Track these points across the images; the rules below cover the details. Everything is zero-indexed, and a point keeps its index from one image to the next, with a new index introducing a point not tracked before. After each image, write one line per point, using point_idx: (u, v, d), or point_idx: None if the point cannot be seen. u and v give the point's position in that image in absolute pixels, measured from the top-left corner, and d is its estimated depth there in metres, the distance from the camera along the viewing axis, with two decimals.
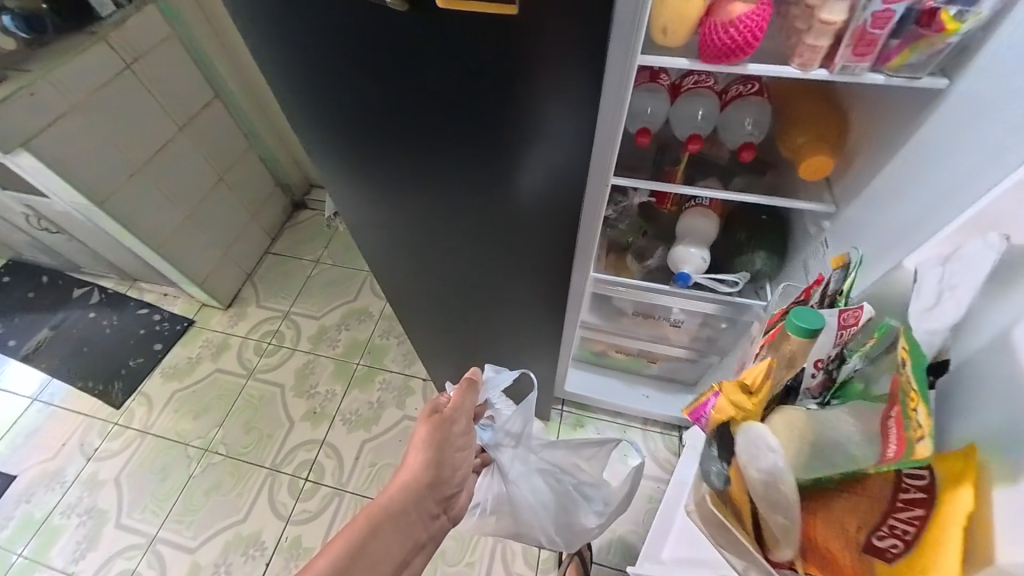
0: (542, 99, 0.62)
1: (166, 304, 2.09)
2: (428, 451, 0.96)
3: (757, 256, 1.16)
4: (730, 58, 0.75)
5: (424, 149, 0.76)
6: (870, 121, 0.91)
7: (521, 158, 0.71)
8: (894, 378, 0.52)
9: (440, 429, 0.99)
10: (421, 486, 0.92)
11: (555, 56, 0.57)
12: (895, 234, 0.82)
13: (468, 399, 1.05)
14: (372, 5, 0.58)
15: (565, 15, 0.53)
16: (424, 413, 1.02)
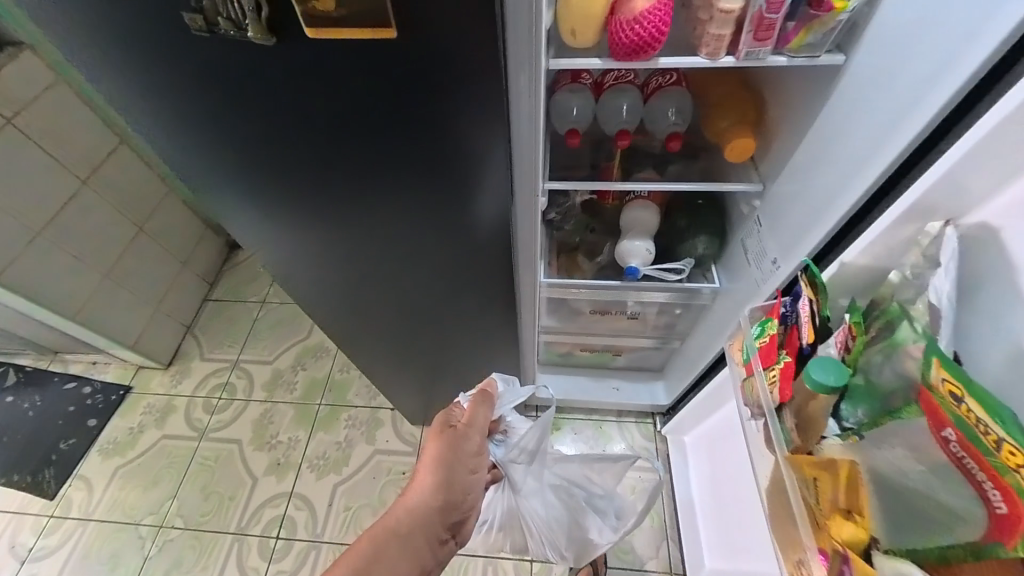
0: (449, 118, 0.59)
1: (96, 374, 1.90)
2: (437, 469, 0.91)
3: (699, 242, 1.17)
4: (642, 55, 0.74)
5: (335, 180, 0.70)
6: (782, 99, 0.93)
7: (442, 178, 0.68)
8: (938, 408, 0.51)
9: (451, 447, 0.94)
10: (428, 507, 0.88)
11: (449, 75, 0.54)
12: (817, 206, 0.85)
13: (484, 414, 1.00)
14: (242, 38, 0.53)
15: (448, 29, 0.50)
16: (437, 428, 0.98)
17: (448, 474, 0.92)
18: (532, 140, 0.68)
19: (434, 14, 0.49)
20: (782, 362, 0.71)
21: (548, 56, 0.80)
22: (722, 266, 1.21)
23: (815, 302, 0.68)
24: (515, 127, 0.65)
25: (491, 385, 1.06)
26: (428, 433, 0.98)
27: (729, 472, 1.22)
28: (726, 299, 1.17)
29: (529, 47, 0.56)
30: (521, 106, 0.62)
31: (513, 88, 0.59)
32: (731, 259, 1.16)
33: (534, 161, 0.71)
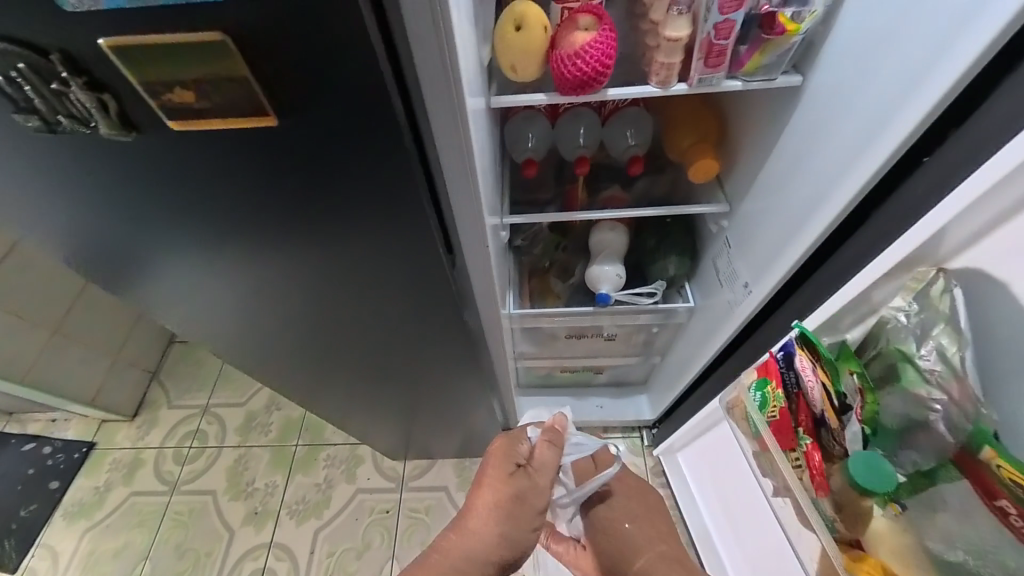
0: (364, 196, 0.53)
1: (57, 432, 1.80)
2: (502, 512, 0.92)
3: (670, 263, 1.12)
4: (588, 90, 0.69)
5: (257, 254, 0.63)
6: (746, 117, 0.88)
7: (371, 246, 0.61)
8: (999, 487, 0.49)
9: (518, 490, 0.95)
10: (488, 548, 0.89)
11: (348, 155, 0.48)
12: (782, 232, 0.81)
13: (551, 457, 1.01)
14: (118, 131, 0.46)
15: (330, 112, 0.43)
16: (502, 463, 0.98)
17: (511, 517, 0.92)
18: (473, 196, 0.62)
19: (315, 95, 0.42)
20: (804, 446, 0.68)
21: (489, 92, 0.74)
22: (696, 284, 1.16)
23: (823, 377, 0.63)
24: (446, 186, 0.59)
25: (557, 423, 1.07)
26: (491, 467, 0.97)
27: (739, 492, 1.19)
28: (704, 320, 1.13)
29: (455, 109, 0.50)
30: (448, 165, 0.57)
31: (437, 149, 0.54)
32: (705, 279, 1.11)
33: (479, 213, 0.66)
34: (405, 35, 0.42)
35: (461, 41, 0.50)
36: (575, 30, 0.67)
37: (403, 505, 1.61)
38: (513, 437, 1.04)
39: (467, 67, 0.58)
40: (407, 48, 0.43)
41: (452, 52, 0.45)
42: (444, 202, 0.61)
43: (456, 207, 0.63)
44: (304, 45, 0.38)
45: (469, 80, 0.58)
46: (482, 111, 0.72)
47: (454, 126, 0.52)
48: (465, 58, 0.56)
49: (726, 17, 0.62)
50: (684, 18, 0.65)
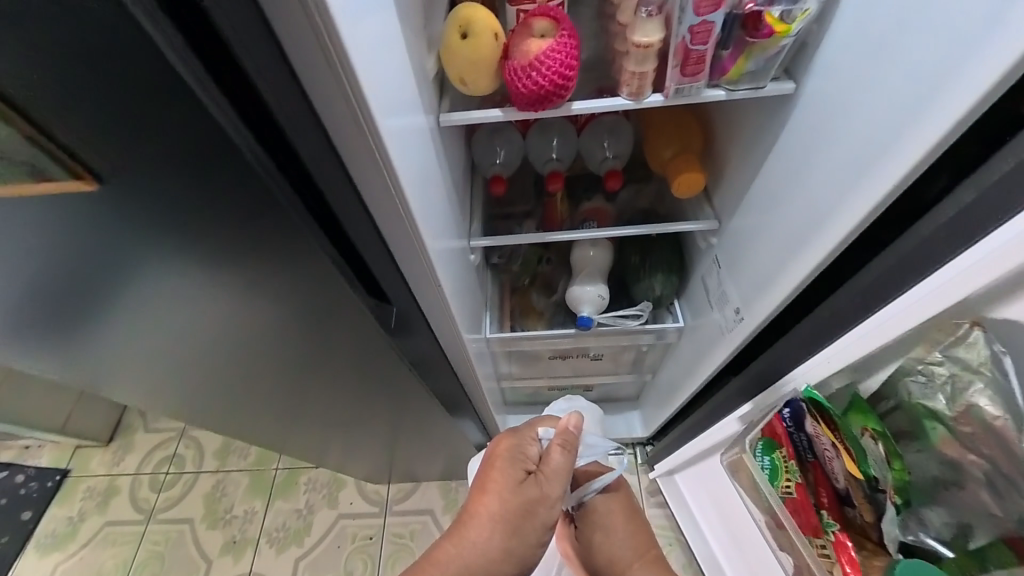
0: (258, 257, 0.44)
1: (30, 459, 1.74)
2: (507, 526, 0.80)
3: (656, 283, 1.04)
4: (546, 106, 0.62)
5: (162, 326, 0.54)
6: (732, 129, 0.79)
7: (292, 302, 0.53)
8: None
9: (527, 502, 0.82)
10: (488, 562, 0.78)
11: (223, 216, 0.39)
12: (773, 258, 0.72)
13: (563, 465, 0.87)
14: None
15: (178, 170, 0.34)
16: (510, 470, 0.85)
17: (518, 531, 0.80)
18: (400, 228, 0.56)
19: (151, 152, 0.33)
20: (832, 534, 0.58)
21: (439, 109, 0.66)
22: (685, 302, 1.07)
23: (849, 458, 0.54)
24: (358, 217, 0.53)
25: (574, 426, 0.92)
26: (496, 472, 0.85)
27: (739, 524, 1.11)
28: (695, 343, 1.04)
29: (363, 135, 0.44)
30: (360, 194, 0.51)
31: (338, 179, 0.47)
32: (694, 299, 1.03)
33: (416, 245, 0.59)
34: (273, 53, 0.36)
35: (375, 64, 0.42)
36: (531, 36, 0.60)
37: (386, 531, 1.54)
38: (523, 438, 0.91)
39: (400, 92, 0.51)
40: (290, 69, 0.38)
41: (356, 77, 0.38)
42: (357, 234, 0.55)
43: (381, 237, 0.57)
44: (114, 94, 0.29)
45: (400, 106, 0.50)
46: (432, 131, 0.64)
47: (368, 154, 0.46)
48: (393, 82, 0.49)
49: (703, 18, 0.53)
50: (656, 22, 0.57)
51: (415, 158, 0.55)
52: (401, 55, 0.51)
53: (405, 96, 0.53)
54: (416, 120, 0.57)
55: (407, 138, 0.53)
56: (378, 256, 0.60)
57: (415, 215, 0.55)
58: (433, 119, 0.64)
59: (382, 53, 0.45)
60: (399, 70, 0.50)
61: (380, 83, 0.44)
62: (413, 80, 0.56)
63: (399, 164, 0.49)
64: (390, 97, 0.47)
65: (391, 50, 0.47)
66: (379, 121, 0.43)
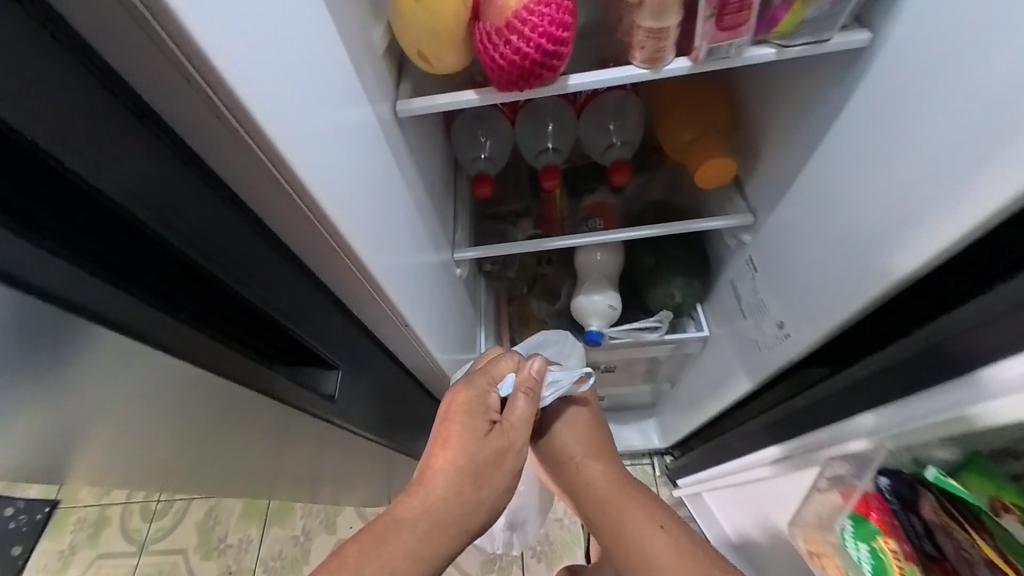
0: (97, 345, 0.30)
1: (19, 490, 1.66)
2: (478, 478, 0.66)
3: (676, 288, 0.88)
4: (533, 83, 0.47)
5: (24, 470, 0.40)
6: (771, 102, 0.64)
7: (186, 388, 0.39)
8: None
9: (493, 450, 0.67)
10: (461, 515, 0.65)
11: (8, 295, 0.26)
12: (833, 267, 0.56)
13: (529, 408, 0.72)
14: None
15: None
16: (470, 415, 0.69)
17: (490, 478, 0.67)
18: (332, 254, 0.42)
19: None
20: None
21: (397, 97, 0.51)
22: (711, 308, 0.92)
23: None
24: (257, 249, 0.41)
25: (536, 369, 0.74)
26: (453, 425, 0.68)
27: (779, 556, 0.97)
28: (726, 357, 0.89)
29: (226, 125, 0.30)
30: (250, 215, 0.40)
31: (202, 209, 0.36)
32: (723, 307, 0.87)
33: (353, 275, 0.46)
34: (37, 36, 0.25)
35: (248, 24, 0.29)
36: None
37: None
38: (482, 378, 0.73)
39: (323, 72, 0.37)
40: (80, 55, 0.27)
41: (188, 33, 0.25)
42: (263, 277, 0.42)
43: (295, 267, 0.46)
44: None
45: (320, 92, 0.37)
46: (388, 124, 0.50)
47: (238, 149, 0.32)
48: (309, 59, 0.35)
49: None
50: None
51: (351, 164, 0.42)
52: (323, 23, 0.37)
53: (336, 80, 0.39)
54: (356, 114, 0.43)
55: (337, 137, 0.39)
56: (301, 291, 0.47)
57: (349, 238, 0.41)
58: (389, 108, 0.50)
59: (272, 14, 0.31)
60: (320, 44, 0.37)
61: (261, 53, 0.30)
62: (353, 59, 0.43)
63: (308, 167, 0.35)
64: (293, 80, 0.33)
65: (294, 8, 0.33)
66: (258, 106, 0.30)
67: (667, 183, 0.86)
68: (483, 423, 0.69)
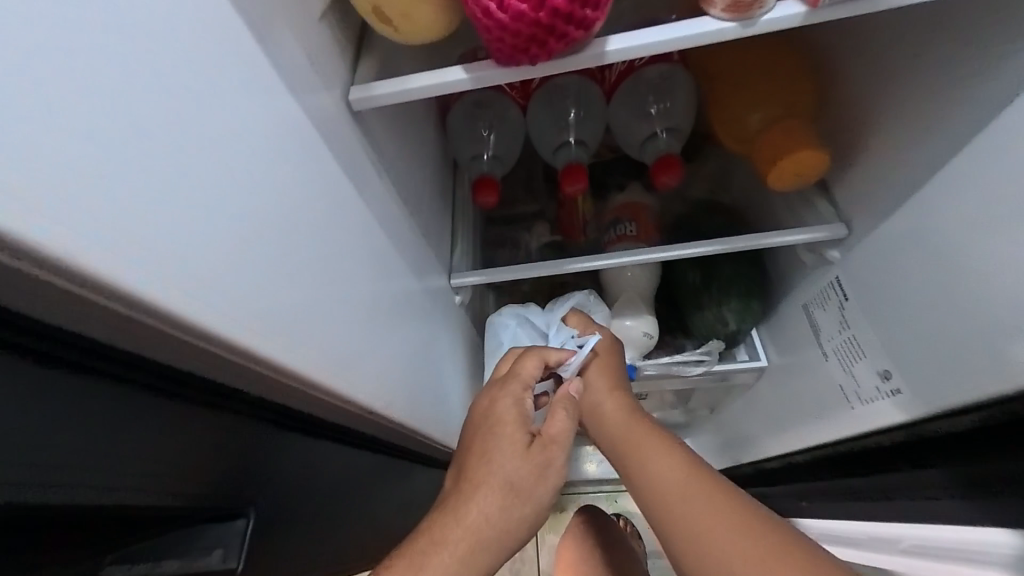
0: None
1: None
2: (528, 501, 0.49)
3: (729, 313, 0.70)
4: (552, 46, 0.31)
5: None
6: (894, 78, 0.46)
7: None
8: None
9: (540, 466, 0.50)
10: (510, 537, 0.47)
11: None
12: (1005, 324, 0.37)
13: (574, 419, 0.54)
14: None
15: None
16: (506, 423, 0.52)
17: (542, 499, 0.50)
18: (252, 370, 0.27)
19: None
20: None
21: (353, 82, 0.37)
22: (771, 333, 0.74)
23: None
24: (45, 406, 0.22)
25: (575, 389, 0.57)
26: (482, 439, 0.52)
27: None
28: (793, 397, 0.71)
29: (15, 273, 0.16)
30: (149, 374, 0.26)
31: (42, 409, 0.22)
32: (792, 336, 0.69)
33: (279, 378, 0.29)
34: None
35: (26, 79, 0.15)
36: None
37: None
38: (511, 384, 0.57)
39: (215, 125, 0.23)
40: None
41: None
42: (180, 461, 0.29)
43: (233, 418, 0.32)
44: None
45: (215, 159, 0.23)
46: (335, 122, 0.35)
47: None
48: (180, 111, 0.21)
49: None
50: None
51: (277, 247, 0.28)
52: (207, 40, 0.23)
53: (244, 130, 0.25)
54: (284, 165, 0.29)
55: (248, 220, 0.26)
56: (250, 444, 0.34)
57: (281, 356, 0.27)
58: (342, 97, 0.36)
59: None
60: (207, 76, 0.23)
61: (64, 127, 0.16)
62: (276, 87, 0.28)
63: (201, 295, 0.22)
64: (150, 157, 0.20)
65: (136, 27, 0.19)
66: (76, 236, 0.17)
67: (719, 174, 0.70)
68: (519, 433, 0.52)
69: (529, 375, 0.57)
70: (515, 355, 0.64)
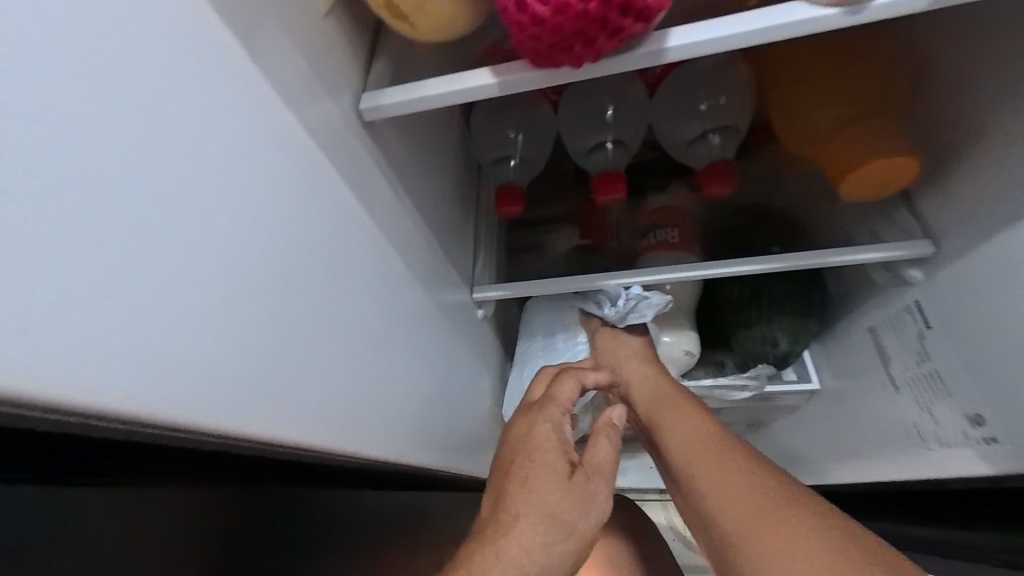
0: None
1: None
2: (571, 536, 0.41)
3: (780, 332, 0.64)
4: (602, 45, 0.26)
5: None
6: (1015, 77, 0.38)
7: None
8: None
9: (585, 499, 0.43)
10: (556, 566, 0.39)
11: None
12: None
13: (618, 449, 0.48)
14: None
15: None
16: (546, 448, 0.46)
17: (590, 535, 0.42)
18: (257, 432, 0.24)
19: None
20: None
21: (364, 87, 0.34)
22: (826, 351, 0.66)
23: None
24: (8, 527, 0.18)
25: (618, 416, 0.51)
26: (517, 454, 0.46)
27: None
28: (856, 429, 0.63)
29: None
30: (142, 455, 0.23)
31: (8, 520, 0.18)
32: (853, 358, 0.61)
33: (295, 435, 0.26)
34: None
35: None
36: None
37: None
38: (548, 407, 0.52)
39: (193, 201, 0.22)
40: None
41: None
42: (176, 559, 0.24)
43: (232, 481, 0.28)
44: None
45: (191, 237, 0.22)
46: (341, 131, 0.32)
47: None
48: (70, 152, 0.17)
49: None
50: None
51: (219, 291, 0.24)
52: (190, 111, 0.22)
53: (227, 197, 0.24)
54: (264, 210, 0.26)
55: (228, 294, 0.24)
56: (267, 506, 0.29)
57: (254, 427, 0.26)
58: (350, 106, 0.33)
59: None
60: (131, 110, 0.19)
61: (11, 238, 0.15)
62: (270, 140, 0.27)
63: (166, 387, 0.21)
64: (115, 250, 0.19)
65: (104, 111, 0.18)
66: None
67: (769, 175, 0.59)
68: (560, 459, 0.45)
69: (566, 398, 0.53)
70: (549, 375, 0.60)
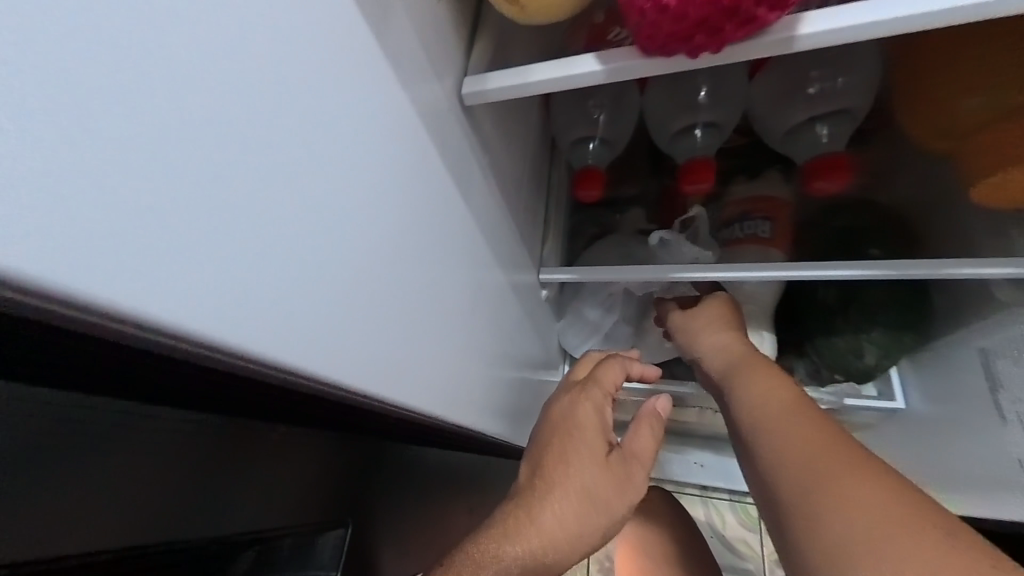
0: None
1: None
2: (604, 516, 0.42)
3: (871, 345, 0.58)
4: (727, 34, 0.27)
5: None
6: None
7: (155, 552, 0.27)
8: None
9: (621, 485, 0.43)
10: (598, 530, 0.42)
11: None
12: None
13: (659, 438, 0.48)
14: None
15: None
16: (587, 427, 0.45)
17: (618, 516, 0.43)
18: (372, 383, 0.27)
19: None
20: None
21: (466, 71, 0.35)
22: (919, 372, 0.61)
23: None
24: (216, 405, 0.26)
25: (663, 407, 0.50)
26: (557, 429, 0.46)
27: None
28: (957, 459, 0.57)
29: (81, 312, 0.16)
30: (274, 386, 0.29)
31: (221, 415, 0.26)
32: (958, 382, 0.56)
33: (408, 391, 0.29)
34: None
35: (131, 190, 0.16)
36: None
37: None
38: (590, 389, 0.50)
39: (307, 178, 0.23)
40: None
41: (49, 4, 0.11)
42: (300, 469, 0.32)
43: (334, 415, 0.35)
44: None
45: (299, 207, 0.23)
46: (443, 113, 0.34)
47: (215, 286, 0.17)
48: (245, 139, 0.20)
49: None
50: None
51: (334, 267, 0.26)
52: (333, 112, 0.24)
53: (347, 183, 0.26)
54: (376, 187, 0.28)
55: (331, 263, 0.26)
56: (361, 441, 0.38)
57: (355, 383, 0.29)
58: (454, 89, 0.34)
59: None
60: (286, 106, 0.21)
61: (158, 221, 0.17)
62: (389, 131, 0.29)
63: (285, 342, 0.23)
64: (268, 240, 0.21)
65: (250, 107, 0.20)
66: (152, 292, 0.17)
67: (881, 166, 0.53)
68: (599, 439, 0.45)
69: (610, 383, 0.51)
70: (593, 359, 0.59)
